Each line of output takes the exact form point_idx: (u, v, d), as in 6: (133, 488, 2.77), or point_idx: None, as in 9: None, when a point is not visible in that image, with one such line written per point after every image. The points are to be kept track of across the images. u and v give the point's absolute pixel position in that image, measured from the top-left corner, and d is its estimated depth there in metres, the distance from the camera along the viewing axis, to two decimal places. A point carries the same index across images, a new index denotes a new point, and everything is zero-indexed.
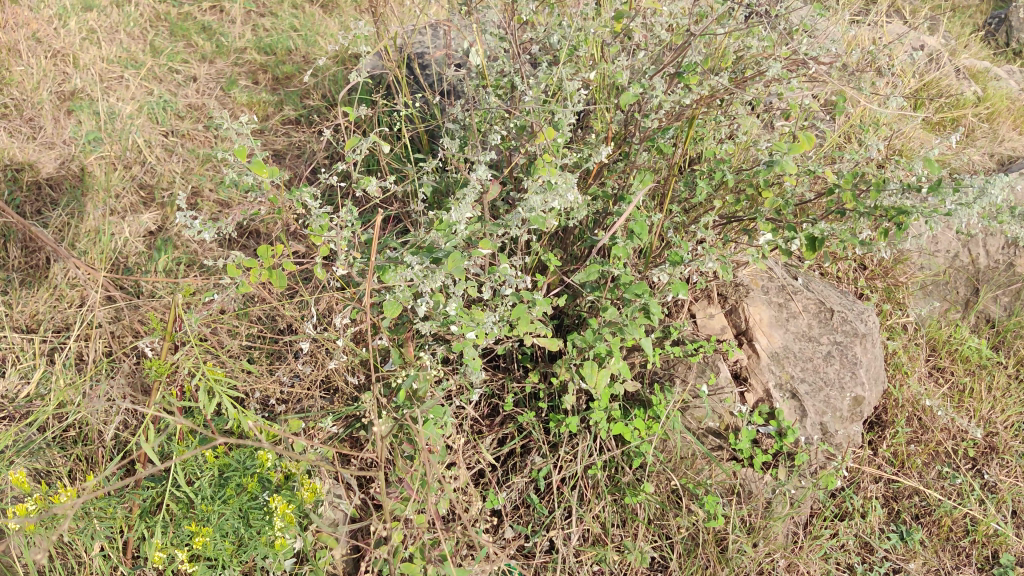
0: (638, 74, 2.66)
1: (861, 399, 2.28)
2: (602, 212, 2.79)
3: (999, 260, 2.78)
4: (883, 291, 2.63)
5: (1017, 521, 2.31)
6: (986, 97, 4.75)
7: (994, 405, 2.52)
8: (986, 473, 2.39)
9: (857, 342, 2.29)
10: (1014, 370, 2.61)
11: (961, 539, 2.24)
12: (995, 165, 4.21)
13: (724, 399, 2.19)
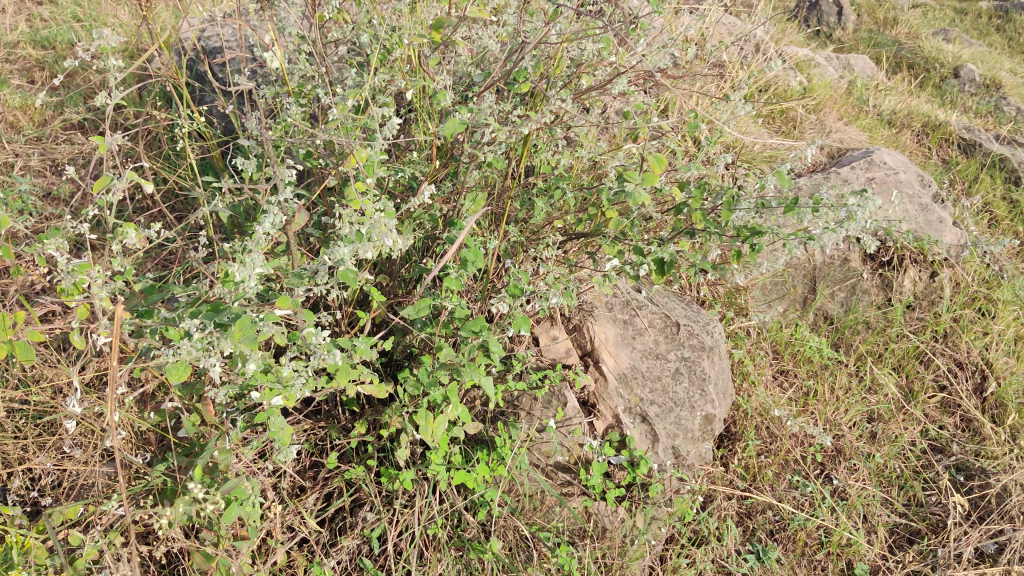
0: (464, 82, 2.35)
1: (711, 417, 2.45)
2: (431, 235, 2.47)
3: (835, 256, 3.06)
4: (725, 299, 2.87)
5: (868, 526, 2.52)
6: (811, 88, 4.69)
7: (837, 406, 2.79)
8: (834, 479, 2.61)
9: (704, 356, 2.48)
10: (854, 368, 2.94)
11: (816, 553, 2.42)
12: (825, 159, 4.16)
13: (572, 431, 2.24)
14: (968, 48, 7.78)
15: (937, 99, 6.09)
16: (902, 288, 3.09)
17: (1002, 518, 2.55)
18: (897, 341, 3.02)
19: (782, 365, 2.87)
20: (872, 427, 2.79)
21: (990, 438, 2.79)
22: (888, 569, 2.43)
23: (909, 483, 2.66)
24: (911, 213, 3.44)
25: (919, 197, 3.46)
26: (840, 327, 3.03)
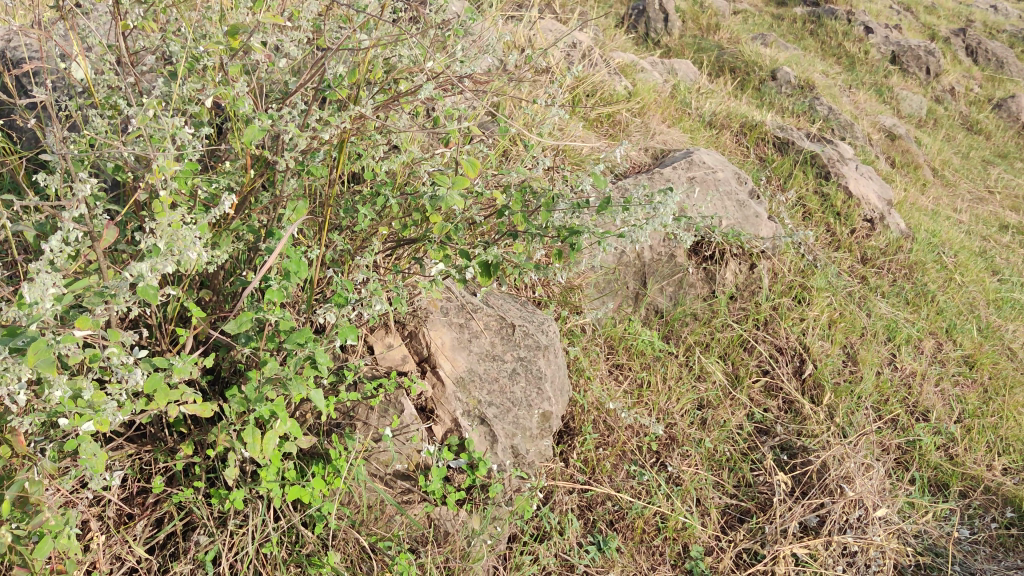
0: (277, 90, 2.30)
1: (549, 414, 2.48)
2: (253, 246, 2.40)
3: (661, 252, 3.18)
4: (560, 298, 2.90)
5: (702, 509, 2.64)
6: (636, 91, 4.86)
7: (669, 396, 2.89)
8: (670, 466, 2.70)
9: (539, 354, 2.51)
10: (683, 357, 3.06)
11: (654, 539, 2.51)
12: (650, 160, 4.31)
13: (409, 438, 2.21)
14: (785, 51, 8.26)
15: (755, 101, 6.42)
16: (724, 281, 3.27)
17: (823, 492, 2.72)
18: (722, 331, 3.19)
19: (616, 359, 2.93)
20: (702, 413, 2.92)
21: (810, 418, 3.00)
22: (721, 549, 2.55)
23: (738, 465, 2.81)
24: (729, 210, 3.60)
25: (736, 195, 3.62)
26: (670, 320, 3.15)
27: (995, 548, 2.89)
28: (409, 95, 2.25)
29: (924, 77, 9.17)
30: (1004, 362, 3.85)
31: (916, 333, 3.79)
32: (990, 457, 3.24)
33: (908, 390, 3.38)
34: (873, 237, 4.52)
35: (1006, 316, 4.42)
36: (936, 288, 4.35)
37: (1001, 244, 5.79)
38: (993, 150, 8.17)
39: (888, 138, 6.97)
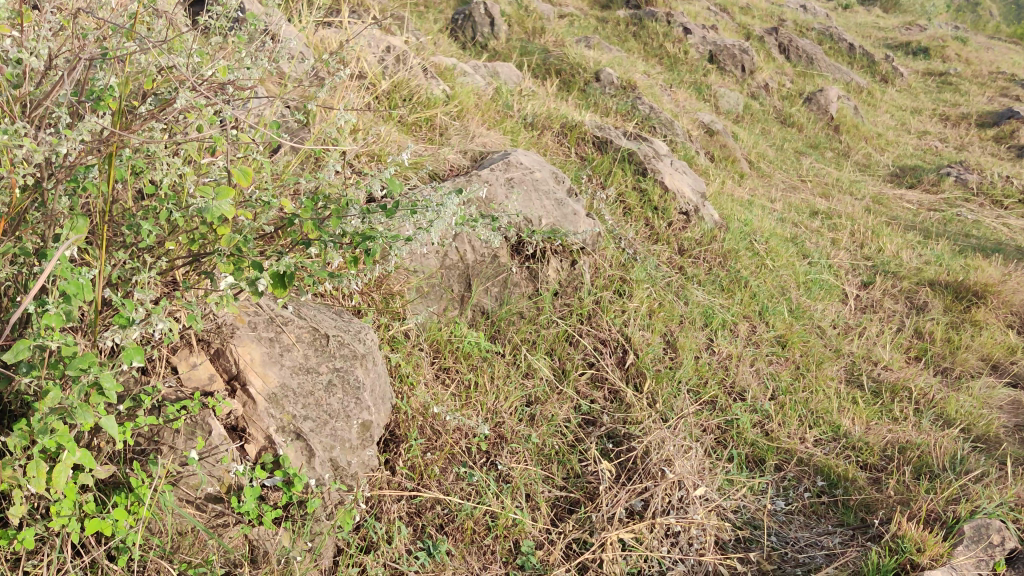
0: (34, 104, 2.13)
1: (370, 423, 2.24)
2: (32, 269, 2.19)
3: (484, 254, 3.21)
4: (380, 304, 2.81)
5: (531, 504, 2.59)
6: (454, 94, 4.86)
7: (497, 395, 2.88)
8: (501, 465, 2.64)
9: (357, 364, 2.25)
10: (510, 356, 3.07)
11: (484, 538, 2.41)
12: (470, 162, 4.29)
13: (220, 459, 1.90)
14: (608, 52, 8.50)
15: (580, 102, 6.56)
16: (546, 280, 3.35)
17: (644, 477, 2.73)
18: (547, 327, 3.22)
19: (442, 362, 2.89)
20: (530, 410, 2.91)
21: (635, 406, 3.02)
22: (550, 541, 2.50)
23: (566, 458, 2.80)
24: (547, 209, 3.53)
25: (553, 192, 3.56)
26: (496, 320, 3.17)
27: (809, 515, 2.93)
28: (175, 102, 2.17)
29: (740, 75, 9.65)
30: (813, 340, 4.04)
31: (730, 319, 3.92)
32: (802, 431, 3.32)
33: (725, 371, 3.49)
34: (689, 229, 4.72)
35: (815, 296, 4.62)
36: (749, 274, 4.52)
37: (811, 228, 6.08)
38: (805, 141, 8.64)
39: (707, 134, 7.26)
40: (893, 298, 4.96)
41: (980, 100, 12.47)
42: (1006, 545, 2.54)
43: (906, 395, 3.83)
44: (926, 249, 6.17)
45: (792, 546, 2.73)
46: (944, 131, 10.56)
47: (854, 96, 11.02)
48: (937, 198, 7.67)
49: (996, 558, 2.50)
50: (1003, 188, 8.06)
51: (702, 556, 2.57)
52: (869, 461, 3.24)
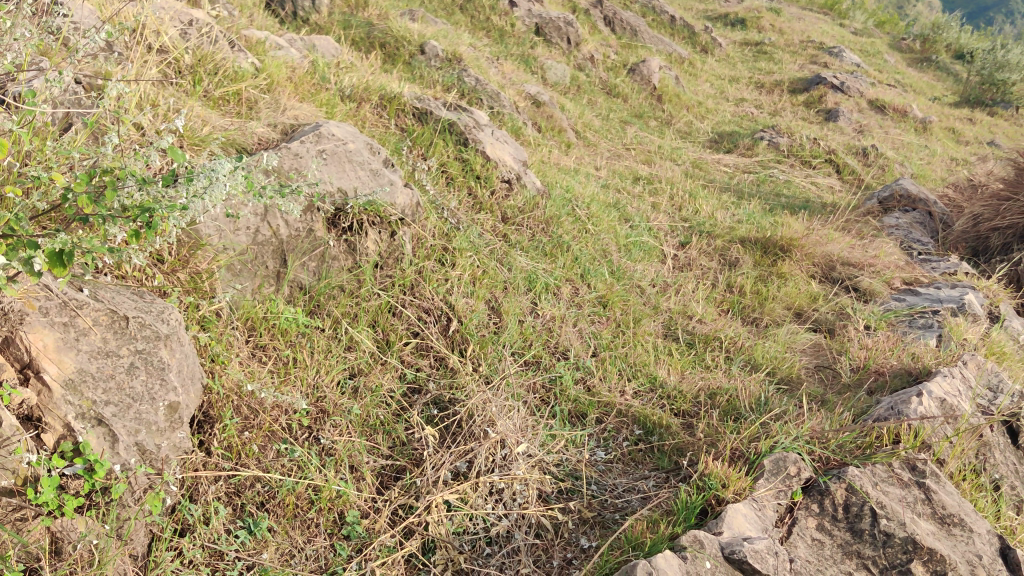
0: None
1: (179, 404, 1.85)
2: None
3: (298, 228, 2.78)
4: (186, 282, 2.32)
5: (355, 475, 2.30)
6: (264, 67, 4.50)
7: (318, 369, 2.50)
8: (323, 439, 2.32)
9: (164, 344, 1.84)
10: (331, 330, 2.67)
11: (307, 512, 2.12)
12: (281, 135, 3.89)
13: (13, 451, 1.51)
14: (434, 25, 8.32)
15: (405, 75, 6.43)
16: (365, 253, 2.95)
17: (465, 439, 2.50)
18: (367, 300, 2.83)
19: (258, 340, 2.45)
20: (353, 381, 2.57)
21: (462, 372, 2.74)
22: (377, 511, 2.23)
23: (392, 427, 2.49)
24: (361, 178, 3.07)
25: (368, 161, 3.11)
26: (314, 295, 2.75)
27: (626, 463, 2.74)
28: None
29: (566, 47, 9.81)
30: (633, 299, 4.19)
31: (553, 282, 4.06)
32: (621, 384, 3.09)
33: (548, 333, 3.28)
34: (511, 197, 4.74)
35: (635, 257, 4.77)
36: (571, 238, 4.62)
37: (633, 194, 6.26)
38: (630, 111, 8.86)
39: (533, 105, 7.36)
40: (708, 257, 5.11)
41: (791, 68, 13.19)
42: (802, 476, 2.39)
43: (717, 345, 3.95)
44: (740, 209, 6.45)
45: (611, 493, 2.56)
46: (759, 98, 11.10)
47: (675, 66, 11.37)
48: (752, 161, 8.08)
49: (794, 489, 2.34)
50: (810, 149, 8.59)
51: (526, 509, 2.36)
52: (683, 409, 3.08)
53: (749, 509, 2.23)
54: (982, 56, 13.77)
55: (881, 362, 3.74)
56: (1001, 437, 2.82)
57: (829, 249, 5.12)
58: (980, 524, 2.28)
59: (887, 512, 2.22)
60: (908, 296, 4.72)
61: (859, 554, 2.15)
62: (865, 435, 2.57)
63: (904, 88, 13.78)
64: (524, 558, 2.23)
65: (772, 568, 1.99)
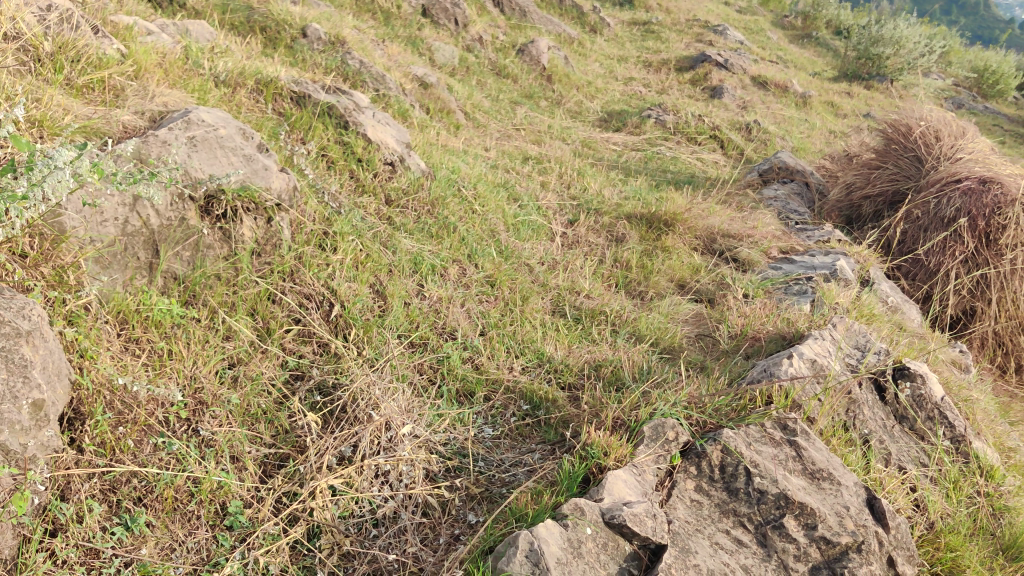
0: None
1: (41, 402, 1.71)
2: None
3: (171, 216, 2.47)
4: (51, 275, 2.01)
5: (237, 466, 2.07)
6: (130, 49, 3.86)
7: (195, 360, 2.22)
8: (201, 429, 2.06)
9: (24, 342, 1.70)
10: (208, 320, 2.38)
11: (187, 505, 1.90)
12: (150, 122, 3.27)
13: None
14: (315, 8, 7.88)
15: (287, 58, 5.94)
16: (242, 239, 2.64)
17: (349, 423, 2.27)
18: (245, 288, 2.54)
19: (131, 333, 2.16)
20: (232, 371, 2.30)
21: (348, 356, 2.49)
22: (260, 500, 2.00)
23: (274, 416, 2.25)
24: (235, 163, 2.73)
25: (240, 145, 2.77)
26: (189, 286, 2.43)
27: (514, 439, 2.54)
28: None
29: (454, 28, 9.65)
30: (522, 276, 4.05)
31: (439, 264, 3.78)
32: (509, 360, 2.86)
33: (435, 314, 2.99)
34: (395, 178, 4.37)
35: (524, 236, 4.53)
36: (458, 219, 4.32)
37: (522, 173, 6.17)
38: (522, 91, 8.90)
39: (420, 86, 7.22)
40: (596, 234, 4.99)
41: (677, 47, 13.44)
42: (680, 440, 2.29)
43: (602, 318, 3.87)
44: (627, 185, 6.57)
45: (498, 468, 2.36)
46: (647, 77, 11.26)
47: (564, 46, 11.34)
48: (640, 139, 8.20)
49: (674, 453, 2.25)
50: (695, 126, 8.76)
51: (412, 488, 2.16)
52: (570, 382, 2.83)
53: (628, 475, 2.12)
54: (858, 32, 14.23)
55: (757, 328, 3.64)
56: (869, 393, 2.70)
57: (710, 223, 5.08)
58: (848, 476, 2.21)
59: (760, 471, 2.15)
60: (784, 265, 4.59)
61: (735, 512, 2.11)
62: (739, 397, 2.47)
63: (787, 64, 14.15)
64: (410, 537, 2.04)
65: (651, 531, 1.90)
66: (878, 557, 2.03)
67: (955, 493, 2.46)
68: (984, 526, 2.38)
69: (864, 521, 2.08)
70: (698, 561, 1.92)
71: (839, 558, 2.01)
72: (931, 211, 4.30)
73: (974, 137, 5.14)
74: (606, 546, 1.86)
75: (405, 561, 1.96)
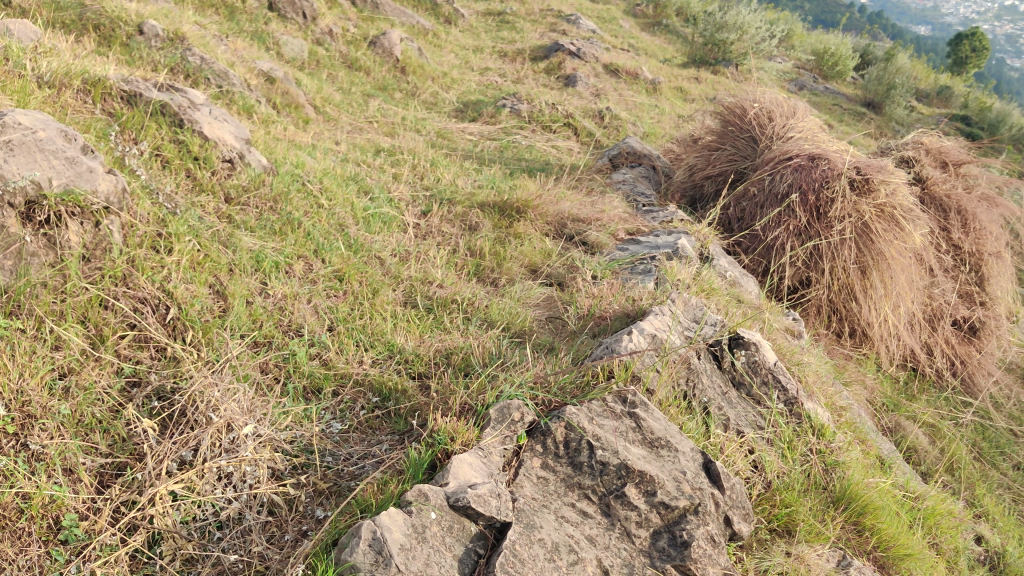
0: None
1: None
2: None
3: None
4: None
5: (72, 478, 1.89)
6: None
7: (21, 372, 1.99)
8: (30, 442, 1.88)
9: None
10: (35, 331, 2.13)
11: (17, 522, 1.74)
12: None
13: None
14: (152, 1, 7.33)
15: (122, 58, 5.33)
16: (69, 244, 2.41)
17: (187, 426, 2.09)
18: (74, 294, 2.29)
19: None
20: (65, 381, 2.07)
21: (187, 359, 2.28)
22: (97, 511, 1.84)
23: (111, 425, 2.04)
24: (56, 167, 2.47)
25: (62, 148, 2.50)
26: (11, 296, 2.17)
27: (363, 432, 2.41)
28: None
29: (302, 21, 9.34)
30: (371, 269, 3.64)
31: (283, 260, 3.36)
32: (358, 354, 2.73)
33: (280, 312, 2.82)
34: (233, 176, 3.85)
35: (374, 229, 4.13)
36: (302, 215, 3.86)
37: (374, 165, 6.03)
38: (376, 84, 8.78)
39: (266, 81, 6.97)
40: (449, 224, 4.71)
41: (532, 37, 13.56)
42: (526, 420, 2.24)
43: (454, 309, 3.54)
44: (481, 174, 6.55)
45: (346, 460, 2.23)
46: (502, 67, 11.32)
47: (418, 37, 11.20)
48: (496, 129, 8.24)
49: (519, 433, 2.20)
50: (549, 115, 8.90)
51: (256, 487, 2.02)
52: (421, 372, 2.74)
53: (474, 457, 2.05)
54: (704, 19, 14.69)
55: (604, 308, 3.53)
56: (707, 362, 2.77)
57: (561, 208, 4.93)
58: (685, 443, 2.25)
59: (602, 443, 2.13)
60: (631, 246, 4.54)
61: (580, 485, 2.09)
62: (581, 374, 2.48)
63: (638, 51, 14.50)
64: (256, 536, 1.91)
65: (496, 510, 1.84)
66: (714, 518, 2.06)
67: (790, 452, 2.58)
68: (817, 481, 2.54)
69: (700, 485, 2.10)
70: (541, 535, 1.86)
71: (678, 521, 2.02)
72: (766, 188, 4.49)
73: (803, 115, 5.44)
74: (451, 529, 1.79)
75: (250, 561, 1.84)
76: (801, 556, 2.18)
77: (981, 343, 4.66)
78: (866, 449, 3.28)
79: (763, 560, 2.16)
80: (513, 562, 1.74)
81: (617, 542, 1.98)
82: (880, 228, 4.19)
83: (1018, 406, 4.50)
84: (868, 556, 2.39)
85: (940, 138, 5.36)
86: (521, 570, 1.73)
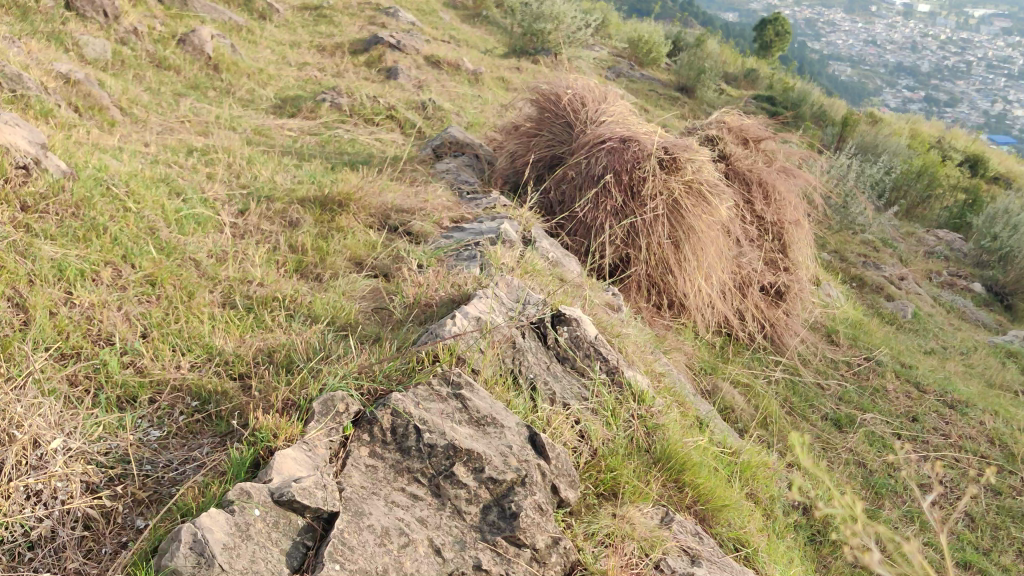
0: None
1: None
2: None
3: None
4: None
5: None
6: None
7: None
8: None
9: None
10: None
11: None
12: None
13: None
14: None
15: None
16: None
17: None
18: None
19: None
20: None
21: None
22: None
23: None
24: None
25: None
26: None
27: (183, 437, 2.35)
28: None
29: (103, 20, 8.87)
30: (185, 271, 3.53)
31: (88, 267, 3.19)
32: (175, 359, 2.66)
33: (87, 322, 2.71)
34: (29, 182, 3.61)
35: (188, 231, 3.99)
36: (108, 219, 3.66)
37: (185, 166, 5.83)
38: (187, 83, 8.44)
39: (64, 84, 6.59)
40: (268, 221, 4.61)
41: (350, 31, 13.39)
42: (351, 410, 2.21)
43: (276, 305, 3.50)
44: (301, 169, 6.44)
45: (166, 467, 2.18)
46: (321, 61, 11.15)
47: (231, 34, 10.85)
48: (316, 124, 8.12)
49: (346, 424, 2.17)
50: (371, 107, 8.84)
51: (68, 503, 1.94)
52: (242, 371, 2.69)
53: (298, 451, 2.02)
54: (521, 9, 14.92)
55: (430, 294, 3.53)
56: (531, 340, 2.86)
57: (384, 200, 4.93)
58: (509, 418, 2.33)
59: (429, 426, 2.17)
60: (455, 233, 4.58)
61: (409, 469, 2.11)
62: (407, 359, 2.47)
63: (458, 43, 14.60)
64: (71, 553, 1.84)
65: (321, 502, 1.85)
66: (541, 487, 2.15)
67: (613, 419, 2.71)
68: (639, 444, 2.68)
69: (526, 457, 2.19)
70: (371, 521, 1.89)
71: (507, 494, 2.10)
72: (583, 170, 4.63)
73: (614, 100, 5.66)
74: (276, 524, 1.79)
75: None
76: (625, 516, 2.30)
77: (787, 305, 5.02)
78: (684, 411, 3.48)
79: (591, 523, 2.25)
80: (341, 550, 1.77)
81: (448, 520, 2.01)
82: (689, 204, 4.43)
83: (822, 361, 4.87)
84: (689, 510, 2.58)
85: (740, 116, 5.67)
86: (350, 557, 1.77)
